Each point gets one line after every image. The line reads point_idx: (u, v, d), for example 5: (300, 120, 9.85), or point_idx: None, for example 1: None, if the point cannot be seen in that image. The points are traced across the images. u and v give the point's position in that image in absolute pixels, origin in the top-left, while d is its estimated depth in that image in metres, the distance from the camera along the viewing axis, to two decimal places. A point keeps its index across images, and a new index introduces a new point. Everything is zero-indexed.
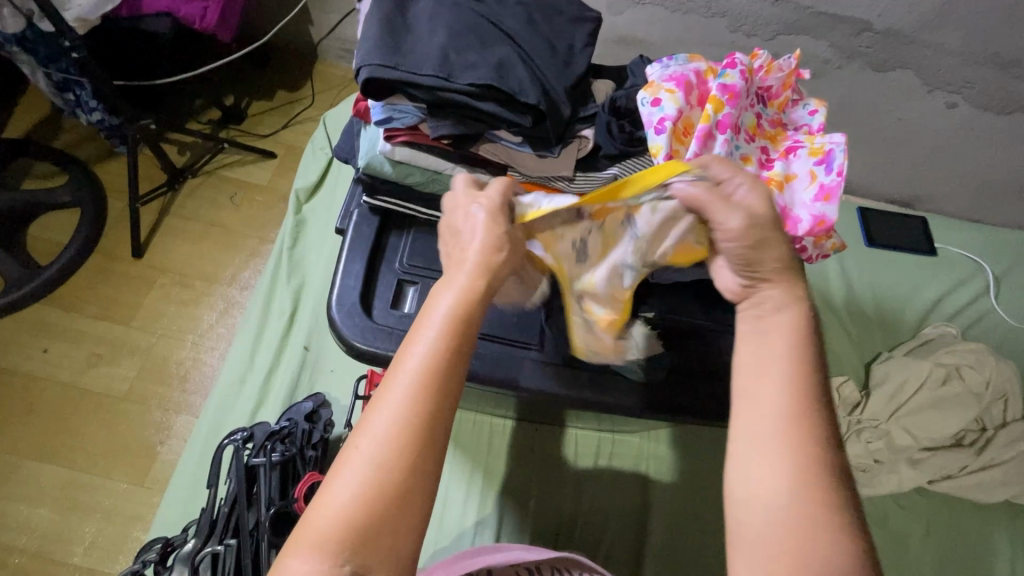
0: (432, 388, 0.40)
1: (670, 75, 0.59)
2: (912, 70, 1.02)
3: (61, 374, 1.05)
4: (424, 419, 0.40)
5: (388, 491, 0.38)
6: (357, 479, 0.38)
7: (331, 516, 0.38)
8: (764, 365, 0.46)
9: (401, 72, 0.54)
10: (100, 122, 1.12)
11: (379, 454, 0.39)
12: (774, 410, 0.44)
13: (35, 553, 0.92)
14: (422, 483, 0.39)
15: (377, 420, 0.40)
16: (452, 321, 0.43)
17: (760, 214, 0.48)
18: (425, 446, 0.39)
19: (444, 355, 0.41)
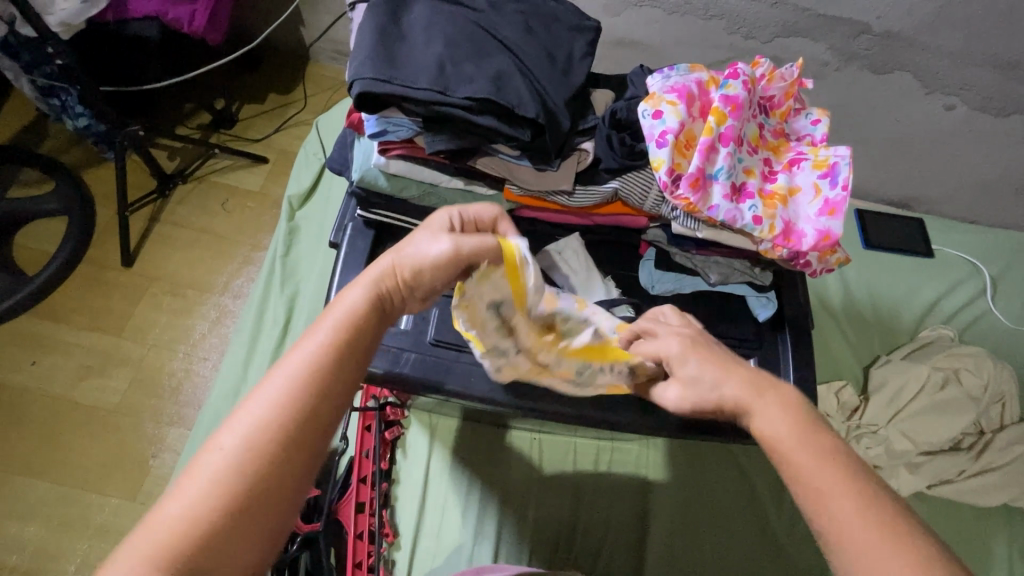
0: (320, 384, 0.39)
1: (671, 85, 0.57)
2: (910, 72, 1.01)
3: (50, 387, 1.03)
4: (299, 418, 0.38)
5: (251, 486, 0.36)
6: (216, 474, 0.36)
7: (177, 513, 0.35)
8: (779, 437, 0.41)
9: (394, 86, 0.53)
10: (87, 128, 1.09)
11: (242, 449, 0.36)
12: (821, 482, 0.38)
13: (24, 571, 0.90)
14: (290, 483, 0.37)
15: (248, 416, 0.38)
16: (351, 317, 0.43)
17: (694, 379, 0.48)
18: (296, 449, 0.38)
19: (337, 354, 0.41)
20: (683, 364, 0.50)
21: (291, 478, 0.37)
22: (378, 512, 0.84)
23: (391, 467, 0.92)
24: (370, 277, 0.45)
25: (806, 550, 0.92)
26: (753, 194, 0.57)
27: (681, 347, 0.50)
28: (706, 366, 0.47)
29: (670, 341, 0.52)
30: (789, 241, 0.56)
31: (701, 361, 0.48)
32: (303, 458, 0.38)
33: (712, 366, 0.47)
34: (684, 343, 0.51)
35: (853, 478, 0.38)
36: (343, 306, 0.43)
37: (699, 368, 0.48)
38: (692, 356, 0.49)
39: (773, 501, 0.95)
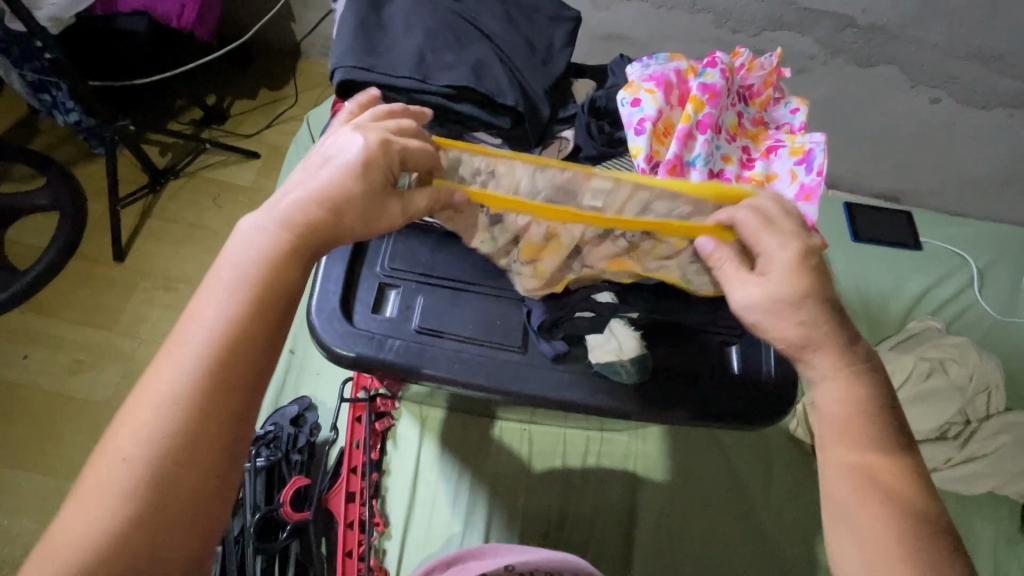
0: (236, 345, 0.36)
1: (650, 74, 0.59)
2: (896, 65, 1.02)
3: (41, 381, 1.03)
4: (213, 386, 0.35)
5: (168, 464, 0.33)
6: (134, 450, 0.33)
7: (84, 523, 0.32)
8: (842, 408, 0.45)
9: (376, 75, 0.54)
10: (77, 124, 1.10)
11: (145, 446, 0.33)
12: (847, 481, 0.44)
13: (16, 563, 0.91)
14: (212, 452, 0.34)
15: (160, 387, 0.35)
16: (264, 269, 0.38)
17: (780, 294, 0.46)
18: (214, 426, 0.34)
19: (239, 320, 0.36)
20: (771, 271, 0.48)
21: (210, 454, 0.34)
22: (368, 501, 0.85)
23: (381, 458, 0.93)
24: (266, 224, 0.39)
25: (793, 539, 0.93)
26: (730, 181, 0.59)
27: (789, 259, 0.47)
28: (802, 301, 0.46)
29: (781, 245, 0.48)
30: None
31: (803, 281, 0.46)
32: (215, 442, 0.34)
33: (813, 294, 0.46)
34: (798, 256, 0.47)
35: (881, 479, 0.43)
36: (246, 259, 0.38)
37: (789, 282, 0.46)
38: (797, 273, 0.46)
39: (760, 488, 0.96)
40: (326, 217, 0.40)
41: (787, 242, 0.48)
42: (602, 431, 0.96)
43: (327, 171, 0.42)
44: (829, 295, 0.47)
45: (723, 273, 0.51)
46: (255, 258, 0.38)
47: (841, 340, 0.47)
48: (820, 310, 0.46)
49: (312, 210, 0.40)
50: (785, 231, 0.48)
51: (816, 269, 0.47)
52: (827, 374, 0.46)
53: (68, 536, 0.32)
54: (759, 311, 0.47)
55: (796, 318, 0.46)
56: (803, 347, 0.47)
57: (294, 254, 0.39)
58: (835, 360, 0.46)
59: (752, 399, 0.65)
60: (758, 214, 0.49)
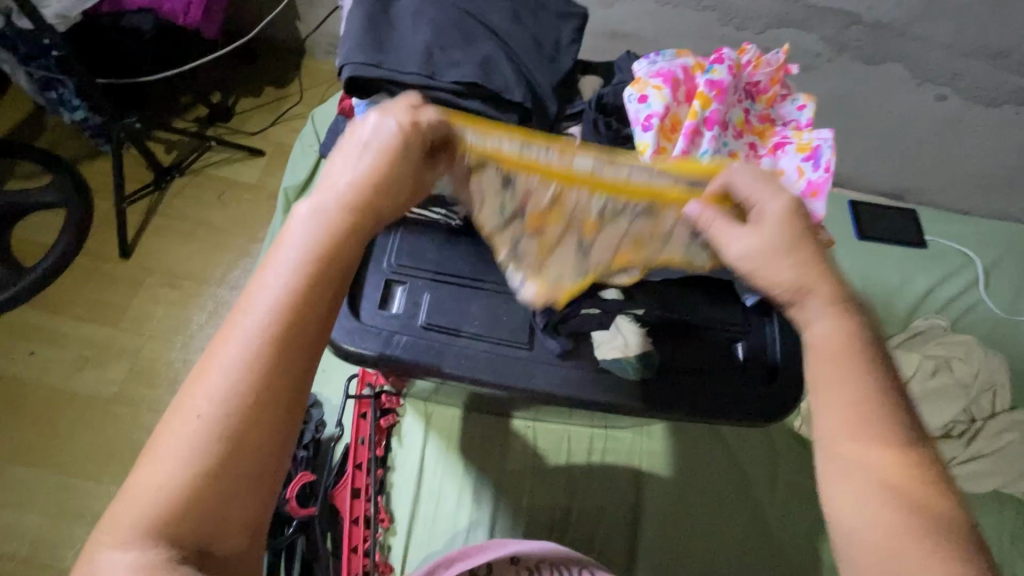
0: (295, 321, 0.35)
1: (657, 71, 0.59)
2: (902, 63, 1.01)
3: (48, 377, 1.04)
4: (274, 363, 0.34)
5: (233, 441, 0.33)
6: (198, 428, 0.33)
7: (152, 489, 0.32)
8: (833, 355, 0.42)
9: (383, 71, 0.54)
10: (83, 121, 1.10)
11: (211, 415, 0.33)
12: (851, 463, 0.39)
13: (25, 557, 0.92)
14: (275, 427, 0.34)
15: (220, 368, 0.34)
16: (321, 245, 0.37)
17: (770, 244, 0.45)
18: (277, 403, 0.34)
19: (299, 295, 0.36)
20: (765, 223, 0.46)
21: (273, 430, 0.34)
22: (373, 498, 0.86)
23: (386, 454, 0.93)
24: (321, 205, 0.39)
25: (798, 537, 0.93)
26: None
27: (782, 210, 0.46)
28: (793, 249, 0.44)
29: (773, 197, 0.46)
30: None
31: (795, 234, 0.45)
32: (277, 420, 0.34)
33: (805, 249, 0.45)
34: (790, 206, 0.46)
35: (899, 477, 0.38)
36: (301, 238, 0.37)
37: (780, 233, 0.45)
38: (790, 224, 0.45)
39: (765, 485, 0.96)
40: (377, 194, 0.40)
41: (778, 198, 0.46)
42: (607, 428, 0.97)
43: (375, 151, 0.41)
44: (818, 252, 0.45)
45: (714, 229, 0.49)
46: (311, 236, 0.37)
47: (831, 280, 0.44)
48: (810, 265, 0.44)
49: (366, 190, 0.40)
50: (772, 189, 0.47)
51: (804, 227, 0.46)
52: (810, 315, 0.44)
53: (134, 512, 0.32)
54: (753, 260, 0.45)
55: (786, 266, 0.44)
56: (796, 291, 0.44)
57: (352, 233, 0.39)
58: (827, 300, 0.44)
59: (757, 396, 0.65)
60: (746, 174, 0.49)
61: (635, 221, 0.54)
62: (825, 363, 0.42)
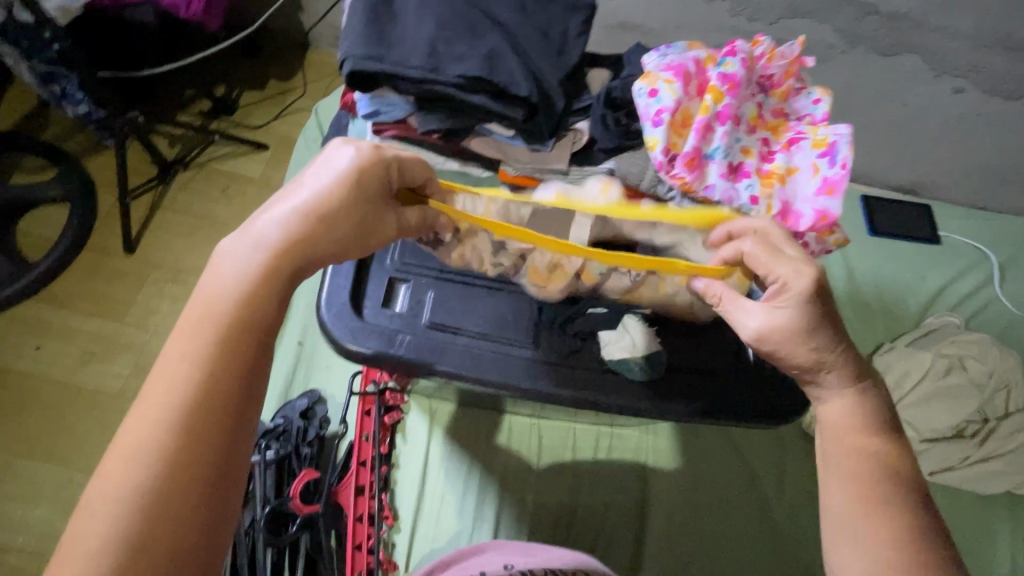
0: (233, 358, 0.36)
1: (668, 64, 0.57)
2: (919, 54, 0.99)
3: (54, 373, 1.04)
4: (209, 402, 0.34)
5: (166, 496, 0.32)
6: (127, 484, 0.32)
7: (80, 555, 0.30)
8: (842, 426, 0.47)
9: (386, 65, 0.53)
10: (86, 115, 1.07)
11: (156, 440, 0.33)
12: (851, 536, 0.42)
13: (32, 551, 0.92)
14: (213, 478, 0.33)
15: (151, 413, 0.33)
16: (259, 284, 0.38)
17: (788, 327, 0.46)
18: (215, 447, 0.34)
19: (244, 313, 0.37)
20: (783, 301, 0.47)
21: (209, 479, 0.33)
22: (377, 495, 0.85)
23: (391, 451, 0.93)
24: (265, 233, 0.40)
25: (806, 538, 0.91)
26: (749, 173, 0.58)
27: (802, 290, 0.46)
28: (816, 329, 0.46)
29: (796, 273, 0.47)
30: (787, 221, 0.57)
31: (814, 315, 0.46)
32: (216, 466, 0.33)
33: (820, 332, 0.46)
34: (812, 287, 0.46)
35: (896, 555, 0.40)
36: (236, 278, 0.38)
37: (793, 316, 0.46)
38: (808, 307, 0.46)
39: (773, 485, 0.95)
40: (319, 230, 0.41)
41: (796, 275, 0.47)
42: (612, 426, 0.95)
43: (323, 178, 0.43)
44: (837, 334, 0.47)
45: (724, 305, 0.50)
46: (249, 275, 0.38)
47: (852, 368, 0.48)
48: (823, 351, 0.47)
49: (310, 218, 0.41)
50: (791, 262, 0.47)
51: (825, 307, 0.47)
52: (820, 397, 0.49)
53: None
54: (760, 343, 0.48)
55: (790, 347, 0.47)
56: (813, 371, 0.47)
57: (300, 254, 0.40)
58: (843, 381, 0.48)
59: (767, 397, 0.64)
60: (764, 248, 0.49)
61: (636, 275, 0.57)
62: (831, 435, 0.47)
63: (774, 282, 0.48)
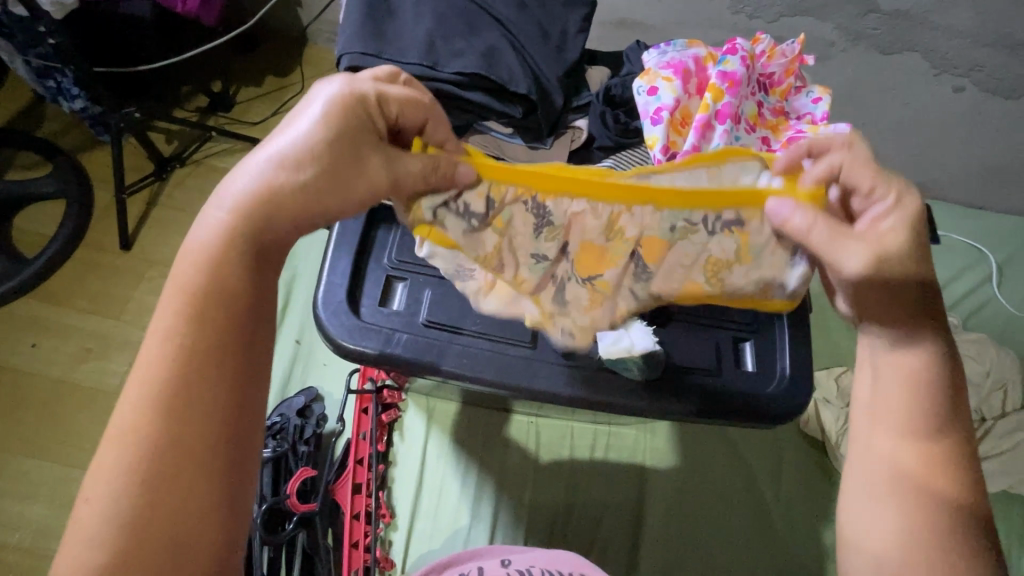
0: (206, 326, 0.37)
1: (668, 61, 0.57)
2: (919, 53, 0.98)
3: (50, 370, 1.04)
4: (183, 371, 0.36)
5: (158, 452, 0.35)
6: (124, 444, 0.35)
7: (99, 503, 0.34)
8: (911, 385, 0.44)
9: (383, 60, 0.52)
10: (82, 110, 1.09)
11: (144, 412, 0.35)
12: (884, 474, 0.43)
13: (29, 549, 0.92)
14: (197, 433, 0.35)
15: (137, 381, 0.36)
16: (227, 252, 0.39)
17: (894, 258, 0.44)
18: (199, 409, 0.36)
19: (216, 292, 0.38)
20: (887, 227, 0.45)
21: (198, 433, 0.35)
22: (375, 493, 0.85)
23: (388, 449, 0.93)
24: (231, 202, 0.39)
25: (803, 537, 0.91)
26: None
27: (903, 221, 0.44)
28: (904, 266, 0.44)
29: (897, 199, 0.45)
30: None
31: (914, 246, 0.44)
32: (202, 422, 0.36)
33: (912, 265, 0.44)
34: (914, 215, 0.45)
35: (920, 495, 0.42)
36: (206, 250, 0.38)
37: (901, 245, 0.44)
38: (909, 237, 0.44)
39: (770, 484, 0.95)
40: (286, 189, 0.40)
41: (891, 209, 0.45)
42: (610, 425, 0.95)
43: (290, 134, 0.41)
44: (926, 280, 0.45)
45: (816, 242, 0.46)
46: (218, 246, 0.39)
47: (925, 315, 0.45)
48: (919, 301, 0.45)
49: (278, 183, 0.40)
50: (888, 196, 0.45)
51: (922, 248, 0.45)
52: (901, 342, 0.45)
53: (87, 520, 0.34)
54: (860, 280, 0.44)
55: (901, 275, 0.44)
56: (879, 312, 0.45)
57: (270, 217, 0.40)
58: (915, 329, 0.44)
59: (765, 397, 0.63)
60: (849, 173, 0.46)
61: (710, 236, 0.52)
62: (891, 376, 0.45)
63: (879, 203, 0.46)
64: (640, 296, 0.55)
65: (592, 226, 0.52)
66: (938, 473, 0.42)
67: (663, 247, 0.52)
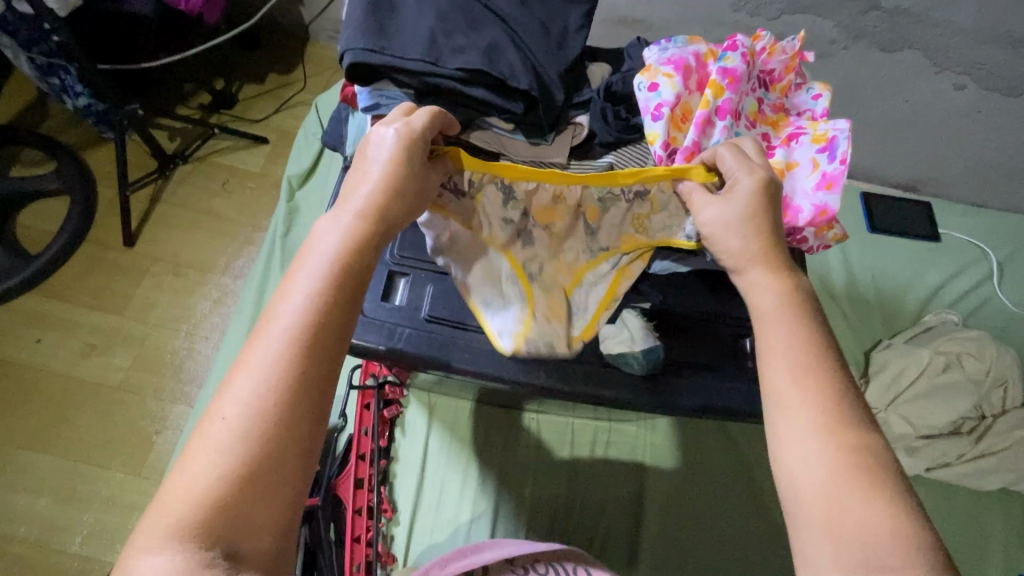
0: (316, 321, 0.39)
1: (668, 58, 0.57)
2: (920, 50, 0.98)
3: (54, 365, 1.04)
4: (299, 360, 0.37)
5: (262, 437, 0.35)
6: (232, 424, 0.35)
7: (194, 483, 0.34)
8: (772, 319, 0.46)
9: (387, 57, 0.53)
10: (86, 107, 1.09)
11: (242, 427, 0.35)
12: (792, 406, 0.42)
13: (33, 542, 0.92)
14: (299, 421, 0.36)
15: (249, 367, 0.37)
16: (338, 255, 0.41)
17: (732, 217, 0.50)
18: (303, 396, 0.37)
19: (328, 288, 0.40)
20: (735, 193, 0.51)
21: (298, 420, 0.36)
22: (376, 488, 0.86)
23: (389, 445, 0.93)
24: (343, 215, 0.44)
25: None
26: None
27: (751, 186, 0.50)
28: (744, 222, 0.50)
29: (747, 173, 0.51)
30: (785, 216, 0.56)
31: (756, 208, 0.50)
32: (303, 408, 0.36)
33: (755, 223, 0.50)
34: (759, 183, 0.50)
35: (824, 420, 0.41)
36: (318, 257, 0.42)
37: (740, 206, 0.50)
38: (753, 200, 0.50)
39: (770, 480, 0.95)
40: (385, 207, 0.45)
41: (755, 172, 0.50)
42: (611, 421, 0.96)
43: (374, 167, 0.46)
44: (776, 226, 0.50)
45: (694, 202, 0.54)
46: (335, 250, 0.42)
47: (779, 264, 0.49)
48: (764, 242, 0.49)
49: (372, 213, 0.44)
50: (756, 164, 0.51)
51: (772, 203, 0.51)
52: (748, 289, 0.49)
53: (177, 498, 0.33)
54: (711, 228, 0.52)
55: (740, 231, 0.50)
56: (739, 259, 0.50)
57: (364, 244, 0.43)
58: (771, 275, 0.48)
59: None
60: (734, 150, 0.52)
61: (632, 203, 0.60)
62: (765, 322, 0.47)
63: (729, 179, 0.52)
64: (586, 251, 0.63)
65: (541, 197, 0.59)
66: (830, 393, 0.42)
67: (601, 211, 0.61)
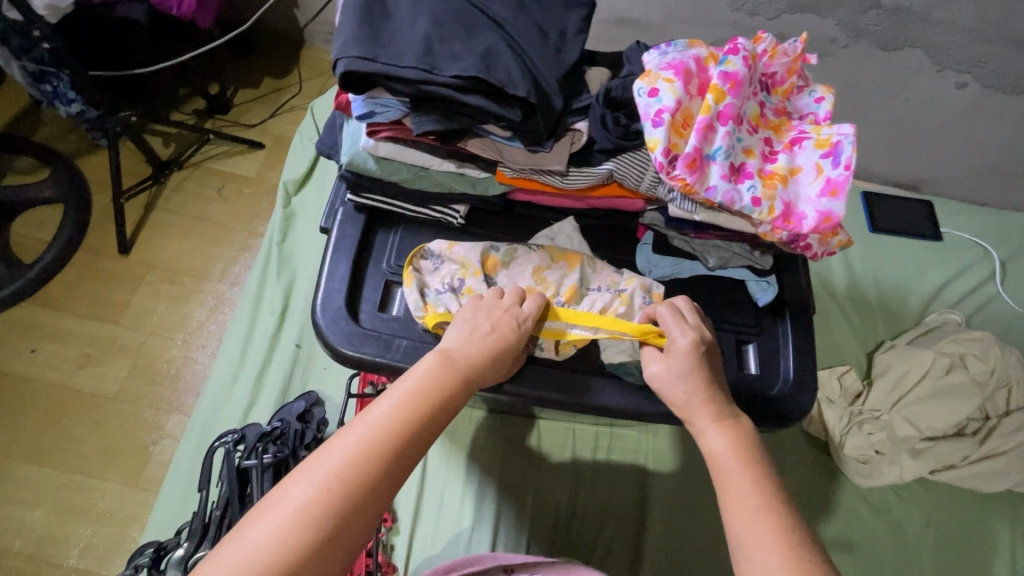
0: (403, 433, 0.44)
1: (668, 62, 0.56)
2: (920, 49, 0.97)
3: (49, 375, 1.03)
4: (379, 459, 0.42)
5: (325, 518, 0.40)
6: (307, 492, 0.40)
7: (260, 532, 0.39)
8: (723, 464, 0.47)
9: (380, 65, 0.51)
10: (79, 114, 1.08)
11: (315, 496, 0.40)
12: (744, 534, 0.43)
13: (29, 556, 0.91)
14: (359, 515, 0.41)
15: (339, 444, 0.43)
16: (437, 382, 0.48)
17: (679, 369, 0.52)
18: (368, 495, 0.41)
19: (424, 405, 0.46)
20: (678, 353, 0.53)
21: (358, 515, 0.41)
22: None
23: None
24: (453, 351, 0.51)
25: None
26: (752, 174, 0.56)
27: (689, 343, 0.54)
28: (688, 373, 0.52)
29: (682, 333, 0.54)
30: (789, 223, 0.55)
31: (698, 364, 0.53)
32: (364, 506, 0.41)
33: (697, 376, 0.52)
34: (695, 341, 0.54)
35: (776, 535, 0.42)
36: (420, 374, 0.48)
37: (683, 360, 0.53)
38: (693, 356, 0.53)
39: None
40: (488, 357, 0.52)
41: (688, 332, 0.55)
42: (613, 426, 0.95)
43: (484, 319, 0.54)
44: (718, 381, 0.53)
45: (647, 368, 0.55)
46: (438, 373, 0.48)
47: (719, 407, 0.51)
48: (712, 393, 0.51)
49: (479, 353, 0.52)
50: (691, 323, 0.56)
51: (708, 360, 0.54)
52: (703, 440, 0.49)
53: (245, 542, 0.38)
54: (660, 382, 0.53)
55: (689, 385, 0.51)
56: (689, 408, 0.51)
57: (462, 386, 0.49)
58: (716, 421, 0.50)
59: (767, 399, 0.64)
60: (671, 309, 0.57)
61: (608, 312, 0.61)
62: (714, 470, 0.47)
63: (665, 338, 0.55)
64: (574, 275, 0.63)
65: None
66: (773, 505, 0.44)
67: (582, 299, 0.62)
